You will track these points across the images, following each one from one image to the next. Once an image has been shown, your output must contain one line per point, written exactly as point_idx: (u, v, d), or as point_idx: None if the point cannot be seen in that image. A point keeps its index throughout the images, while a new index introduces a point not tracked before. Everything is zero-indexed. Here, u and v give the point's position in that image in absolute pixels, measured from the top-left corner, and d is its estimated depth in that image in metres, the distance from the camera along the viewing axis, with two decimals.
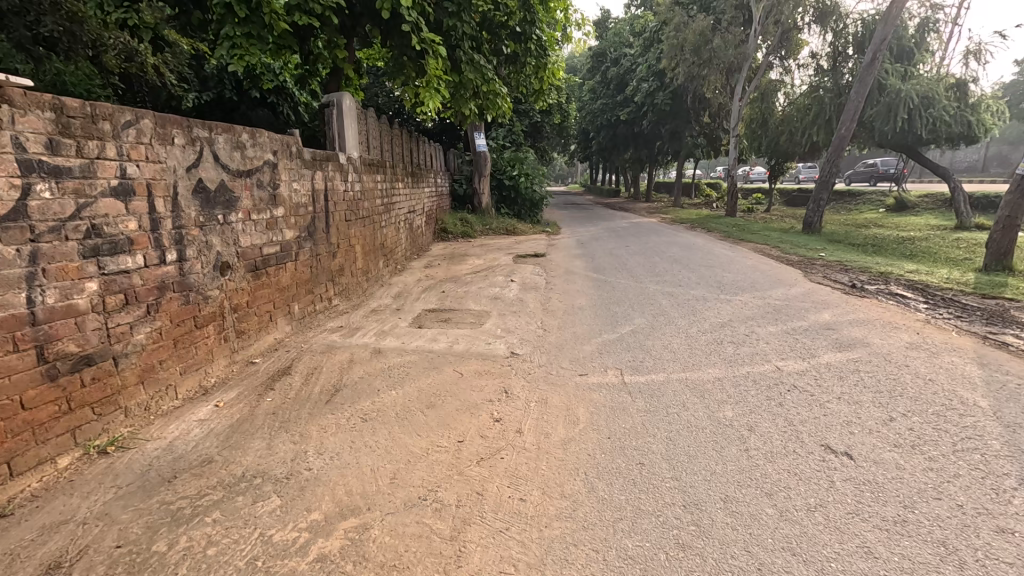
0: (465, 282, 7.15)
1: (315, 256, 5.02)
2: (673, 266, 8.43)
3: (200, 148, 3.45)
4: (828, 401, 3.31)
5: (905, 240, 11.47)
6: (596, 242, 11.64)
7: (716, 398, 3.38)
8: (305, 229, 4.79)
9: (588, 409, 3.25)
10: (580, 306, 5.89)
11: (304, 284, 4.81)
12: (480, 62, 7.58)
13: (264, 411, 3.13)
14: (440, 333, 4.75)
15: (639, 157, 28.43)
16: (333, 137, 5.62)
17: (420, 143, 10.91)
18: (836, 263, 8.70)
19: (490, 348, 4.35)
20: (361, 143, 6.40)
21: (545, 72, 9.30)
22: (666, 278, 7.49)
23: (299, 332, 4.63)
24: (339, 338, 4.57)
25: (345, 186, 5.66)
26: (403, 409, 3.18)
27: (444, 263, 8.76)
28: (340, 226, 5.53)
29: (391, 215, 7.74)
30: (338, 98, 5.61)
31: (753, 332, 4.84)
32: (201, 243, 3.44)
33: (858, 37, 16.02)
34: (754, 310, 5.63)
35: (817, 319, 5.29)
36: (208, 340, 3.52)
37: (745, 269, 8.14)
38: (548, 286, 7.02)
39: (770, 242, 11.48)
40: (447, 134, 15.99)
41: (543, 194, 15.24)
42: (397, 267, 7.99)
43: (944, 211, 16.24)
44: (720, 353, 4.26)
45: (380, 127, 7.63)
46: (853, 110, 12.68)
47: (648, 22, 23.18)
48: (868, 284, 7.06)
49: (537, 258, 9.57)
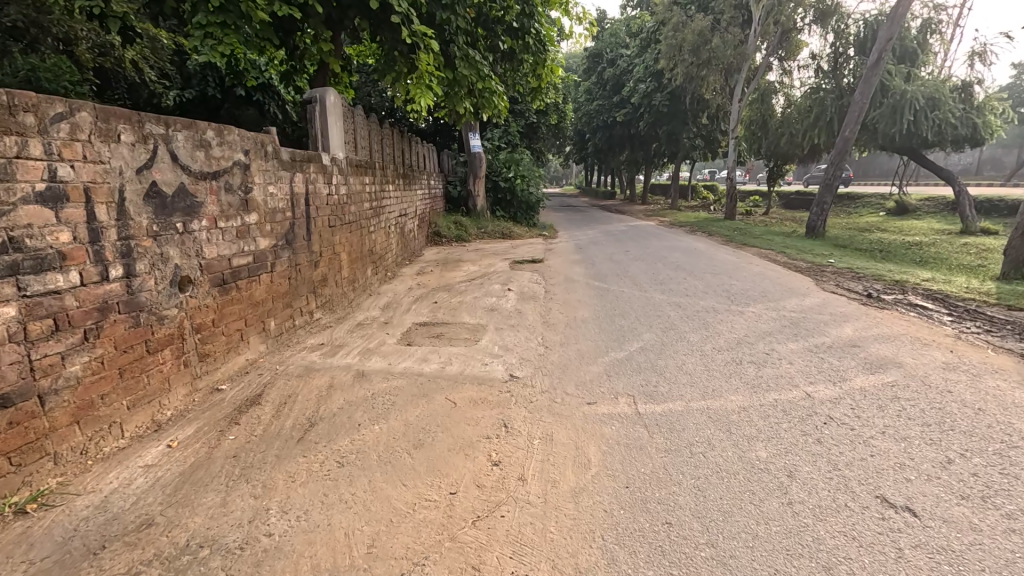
0: (459, 291, 6.71)
1: (295, 266, 4.57)
2: (677, 273, 8.04)
3: (154, 146, 3.00)
4: (873, 438, 2.91)
5: (913, 246, 11.14)
6: (596, 247, 11.23)
7: (745, 434, 2.97)
8: (282, 236, 4.34)
9: (600, 448, 2.83)
10: (583, 319, 5.47)
11: (281, 298, 4.36)
12: (475, 58, 7.15)
13: (224, 453, 2.68)
14: (432, 352, 4.31)
15: (636, 158, 28.09)
16: (315, 135, 5.15)
17: (412, 144, 10.46)
18: (847, 270, 8.33)
19: (487, 370, 3.91)
20: (347, 142, 5.95)
21: (543, 69, 8.88)
22: (672, 287, 7.09)
23: (275, 351, 4.18)
24: (319, 358, 4.12)
25: (329, 189, 5.22)
26: (386, 450, 2.74)
27: (437, 269, 8.33)
28: (323, 232, 5.08)
29: (380, 219, 7.30)
30: (322, 93, 5.15)
31: (773, 350, 4.45)
32: (155, 255, 3.00)
33: (859, 37, 15.65)
34: (770, 323, 5.25)
35: (840, 334, 4.90)
36: (164, 367, 3.07)
37: (753, 276, 7.76)
38: (547, 295, 6.60)
39: (774, 247, 11.12)
40: (441, 134, 15.56)
41: (540, 196, 14.84)
42: (387, 274, 7.55)
43: (947, 215, 15.96)
44: (741, 376, 3.86)
45: (369, 126, 7.19)
46: (857, 111, 12.38)
47: (646, 22, 22.83)
48: (885, 294, 6.69)
49: (535, 263, 9.16)
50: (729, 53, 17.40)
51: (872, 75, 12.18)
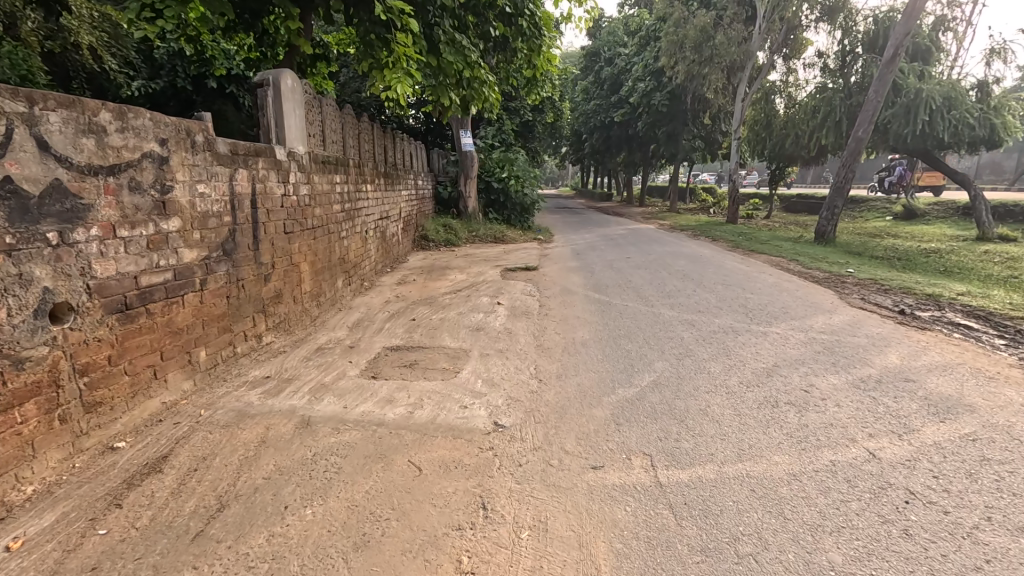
0: (442, 305, 5.92)
1: (236, 281, 3.76)
2: (685, 284, 7.29)
3: (8, 129, 2.22)
4: (979, 529, 2.16)
5: (932, 253, 10.44)
6: (595, 253, 10.49)
7: (805, 522, 2.21)
8: (217, 246, 3.54)
9: (609, 548, 2.07)
10: (584, 342, 4.70)
11: (215, 321, 3.56)
12: (462, 43, 6.33)
13: (80, 565, 1.89)
14: (399, 390, 3.51)
15: (634, 160, 27.43)
16: (267, 126, 4.34)
17: (397, 141, 9.65)
18: (869, 282, 7.61)
19: (466, 416, 3.13)
20: (310, 135, 5.13)
21: (540, 58, 8.04)
22: (680, 300, 6.35)
23: (204, 388, 3.38)
24: (258, 398, 3.32)
25: (284, 189, 4.42)
26: (313, 557, 1.95)
27: (420, 278, 7.55)
28: (275, 240, 4.27)
29: (354, 222, 6.51)
30: (276, 76, 4.35)
31: (813, 385, 3.70)
32: (8, 276, 2.22)
33: (868, 36, 14.89)
34: (800, 349, 4.50)
35: (887, 364, 4.16)
36: (24, 430, 2.28)
37: (768, 288, 7.03)
38: (542, 310, 5.85)
39: (785, 254, 10.39)
40: (431, 133, 14.80)
41: (535, 198, 14.09)
42: (363, 283, 6.77)
43: (958, 220, 15.33)
44: (783, 425, 3.09)
45: (343, 117, 6.39)
46: (870, 111, 11.71)
47: (644, 20, 22.16)
48: (920, 311, 5.97)
49: (528, 271, 8.39)
50: (733, 49, 16.69)
51: (886, 72, 11.56)
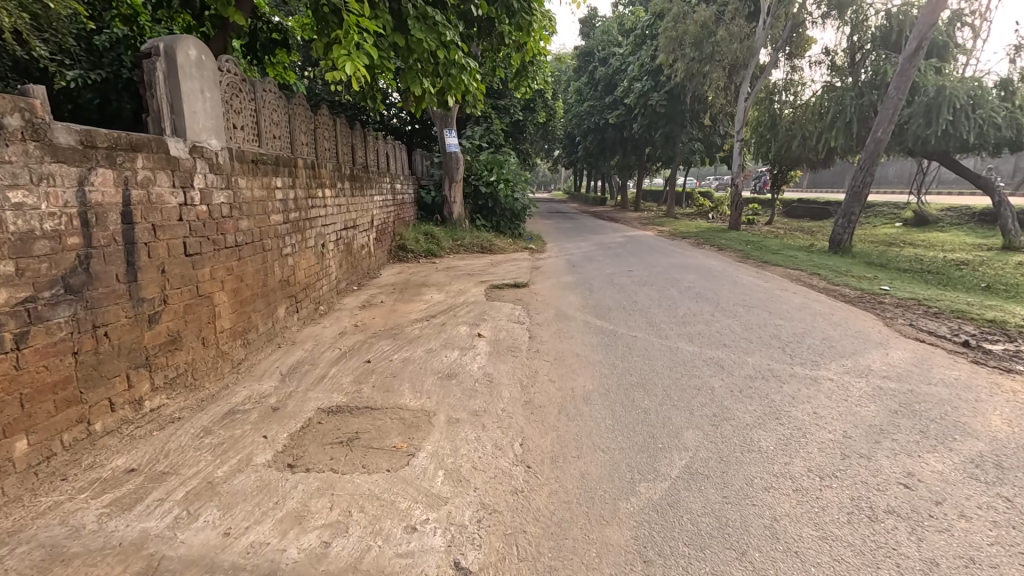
0: (410, 337, 4.82)
1: (93, 328, 2.63)
2: (700, 307, 6.23)
3: None
4: None
5: (963, 266, 9.50)
6: (592, 266, 9.42)
7: None
8: (52, 281, 2.42)
9: None
10: (587, 395, 3.60)
11: (53, 392, 2.43)
12: (435, 18, 5.24)
13: None
14: (319, 494, 2.39)
15: (629, 163, 26.48)
16: (158, 112, 3.18)
17: (370, 141, 8.52)
18: (911, 302, 6.59)
19: (411, 554, 2.03)
20: (234, 126, 3.98)
21: (530, 43, 6.96)
22: (699, 329, 5.28)
23: (18, 501, 2.23)
24: (97, 517, 2.18)
25: (185, 196, 3.28)
26: None
27: (390, 299, 6.43)
28: (166, 265, 3.12)
29: (305, 235, 5.37)
30: (169, 45, 3.19)
31: (914, 476, 2.62)
32: None
33: (881, 35, 13.99)
34: (873, 409, 3.43)
35: (995, 433, 3.08)
36: None
37: (798, 312, 6.00)
38: (532, 345, 4.75)
39: (802, 266, 9.40)
40: (416, 133, 13.76)
41: (527, 203, 13.02)
42: (317, 307, 5.63)
43: (975, 228, 14.46)
44: (902, 566, 2.00)
45: (289, 107, 5.24)
46: (891, 109, 10.71)
47: (640, 18, 21.29)
48: (987, 342, 4.95)
49: (517, 289, 7.31)
50: (735, 46, 15.86)
51: (908, 67, 10.55)
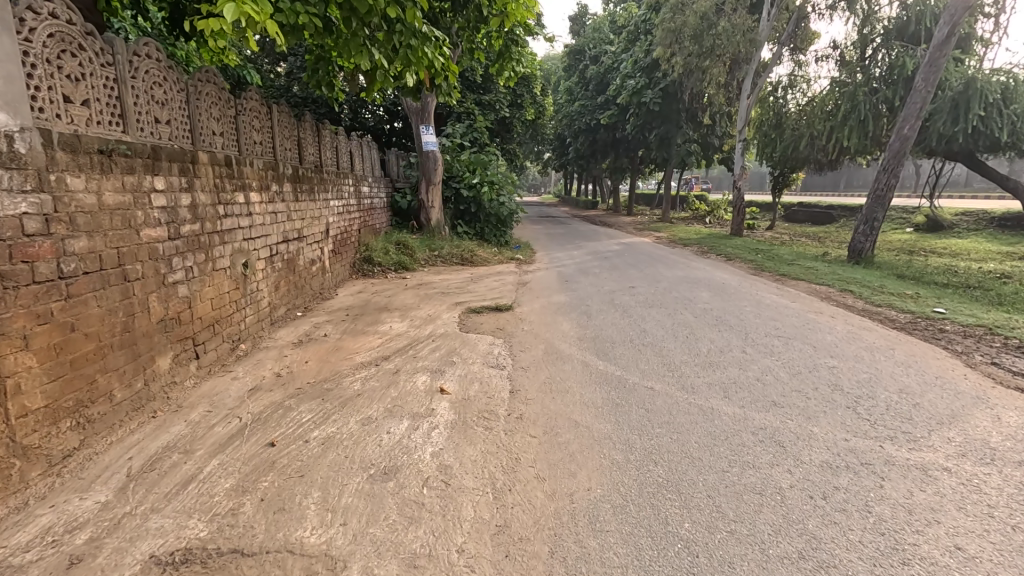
0: (346, 398, 3.48)
1: None
2: (728, 340, 4.95)
3: None
4: None
5: (1006, 279, 8.43)
6: (587, 280, 8.14)
7: None
8: None
9: None
10: (596, 518, 2.29)
11: None
12: None
13: None
14: None
15: (621, 166, 25.34)
16: None
17: (326, 136, 7.18)
18: (979, 329, 5.42)
19: None
20: (59, 95, 2.64)
21: (514, 12, 5.61)
22: (737, 379, 3.97)
23: None
24: None
25: None
26: None
27: (337, 331, 5.09)
28: None
29: (212, 253, 4.01)
30: None
31: None
32: None
33: (897, 27, 12.95)
34: None
35: None
36: None
37: (854, 348, 4.74)
38: (514, 407, 3.43)
39: (828, 280, 8.22)
40: (392, 133, 12.43)
41: (514, 208, 11.71)
42: (231, 347, 4.27)
43: (994, 233, 13.46)
44: None
45: (186, 79, 3.86)
46: (918, 103, 9.53)
47: (633, 14, 20.20)
48: None
49: (500, 314, 6.00)
50: (737, 40, 14.72)
51: (938, 57, 9.33)
